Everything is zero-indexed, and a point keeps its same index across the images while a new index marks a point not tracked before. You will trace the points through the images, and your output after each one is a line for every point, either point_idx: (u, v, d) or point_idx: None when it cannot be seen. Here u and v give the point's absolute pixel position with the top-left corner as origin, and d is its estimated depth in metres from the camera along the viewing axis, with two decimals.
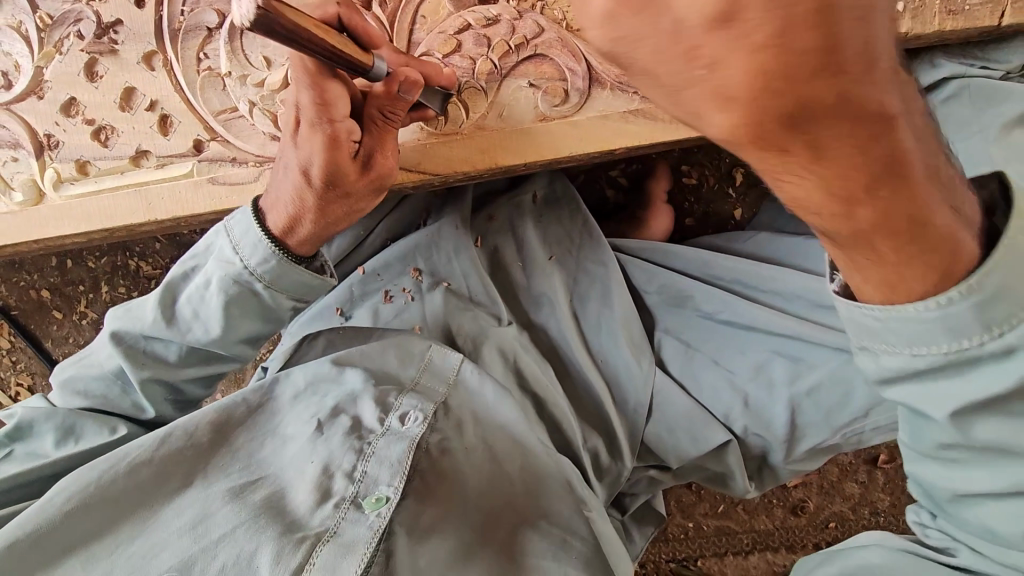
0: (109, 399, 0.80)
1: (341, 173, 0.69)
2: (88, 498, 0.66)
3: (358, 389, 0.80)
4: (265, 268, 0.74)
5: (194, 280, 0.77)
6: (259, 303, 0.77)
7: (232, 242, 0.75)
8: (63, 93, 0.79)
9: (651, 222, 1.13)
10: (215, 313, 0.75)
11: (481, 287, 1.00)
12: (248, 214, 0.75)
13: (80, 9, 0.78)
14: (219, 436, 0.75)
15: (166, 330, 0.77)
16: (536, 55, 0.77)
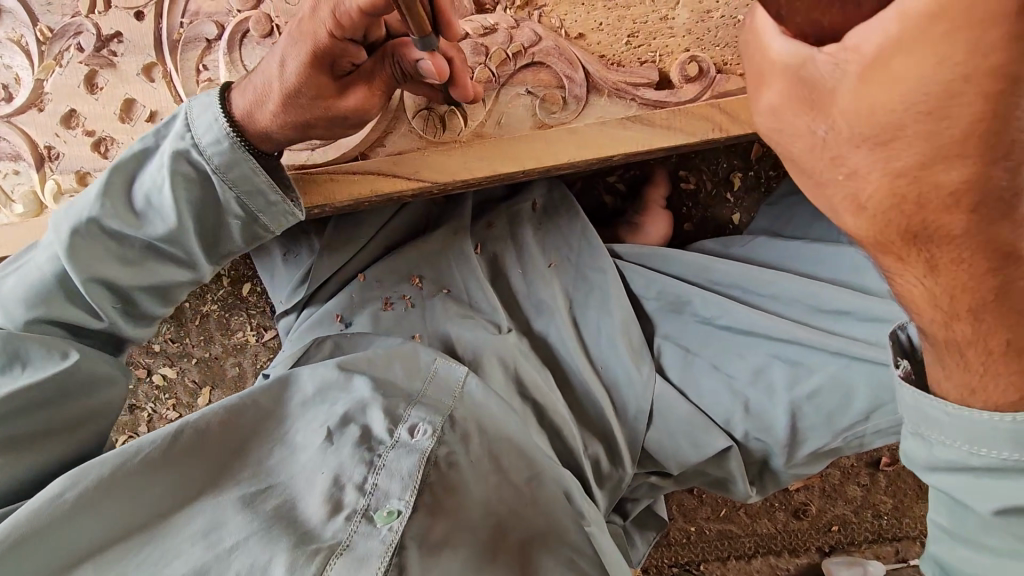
0: (55, 311, 0.73)
1: (313, 82, 0.69)
2: (97, 492, 0.66)
3: (367, 399, 0.80)
4: (217, 150, 0.71)
5: (148, 167, 0.74)
6: (211, 192, 0.74)
7: (187, 125, 0.73)
8: (64, 105, 0.80)
9: (648, 227, 1.13)
10: (167, 195, 0.72)
11: (481, 294, 1.01)
12: (205, 97, 0.74)
13: (80, 22, 0.79)
14: (227, 435, 0.76)
15: (116, 216, 0.73)
16: (534, 63, 0.78)
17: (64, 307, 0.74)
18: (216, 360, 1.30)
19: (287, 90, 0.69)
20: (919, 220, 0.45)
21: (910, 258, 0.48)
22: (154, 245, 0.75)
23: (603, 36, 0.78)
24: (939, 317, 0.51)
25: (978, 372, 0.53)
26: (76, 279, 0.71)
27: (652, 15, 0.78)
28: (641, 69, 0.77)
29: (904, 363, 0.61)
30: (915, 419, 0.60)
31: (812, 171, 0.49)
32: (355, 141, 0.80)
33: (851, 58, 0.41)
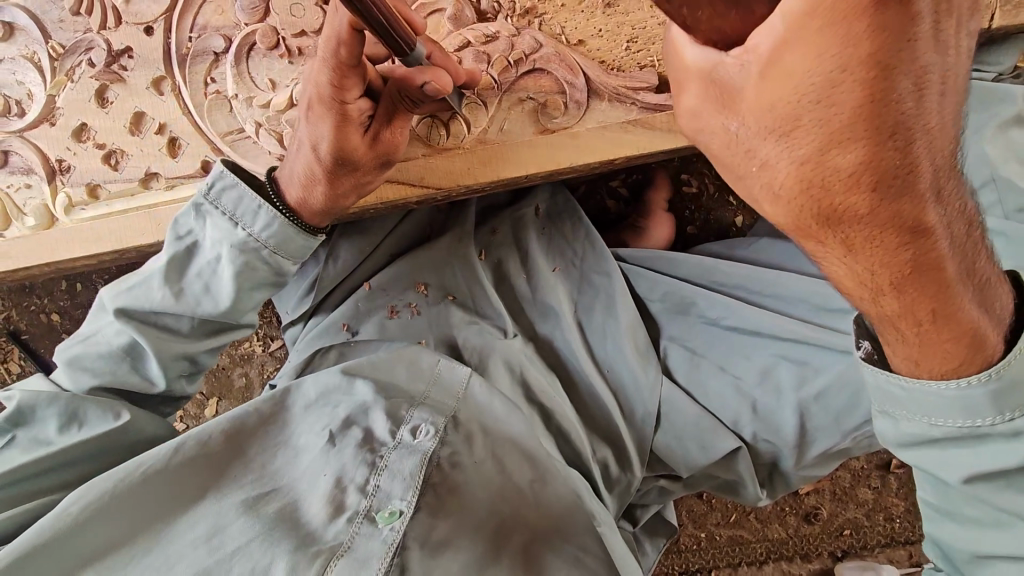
0: (120, 378, 0.76)
1: (349, 147, 0.70)
2: (103, 504, 0.67)
3: (369, 402, 0.81)
4: (272, 233, 0.74)
5: (197, 257, 0.75)
6: (270, 270, 0.76)
7: (227, 212, 0.74)
8: (75, 119, 0.81)
9: (652, 231, 1.14)
10: (227, 282, 0.75)
11: (486, 300, 1.01)
12: (234, 183, 0.74)
13: (91, 38, 0.80)
14: (230, 446, 0.76)
15: (175, 305, 0.74)
16: (535, 69, 0.79)
17: (131, 374, 0.77)
18: (222, 371, 1.31)
19: (329, 166, 0.71)
20: (831, 201, 0.45)
21: (829, 239, 0.48)
22: (216, 321, 0.78)
23: (604, 43, 0.79)
24: (865, 291, 0.51)
25: (914, 341, 0.54)
26: (157, 360, 0.75)
27: (651, 20, 0.79)
28: (642, 74, 0.78)
29: (865, 344, 0.60)
30: (882, 399, 0.59)
31: (731, 165, 0.50)
32: None
33: (750, 59, 0.44)
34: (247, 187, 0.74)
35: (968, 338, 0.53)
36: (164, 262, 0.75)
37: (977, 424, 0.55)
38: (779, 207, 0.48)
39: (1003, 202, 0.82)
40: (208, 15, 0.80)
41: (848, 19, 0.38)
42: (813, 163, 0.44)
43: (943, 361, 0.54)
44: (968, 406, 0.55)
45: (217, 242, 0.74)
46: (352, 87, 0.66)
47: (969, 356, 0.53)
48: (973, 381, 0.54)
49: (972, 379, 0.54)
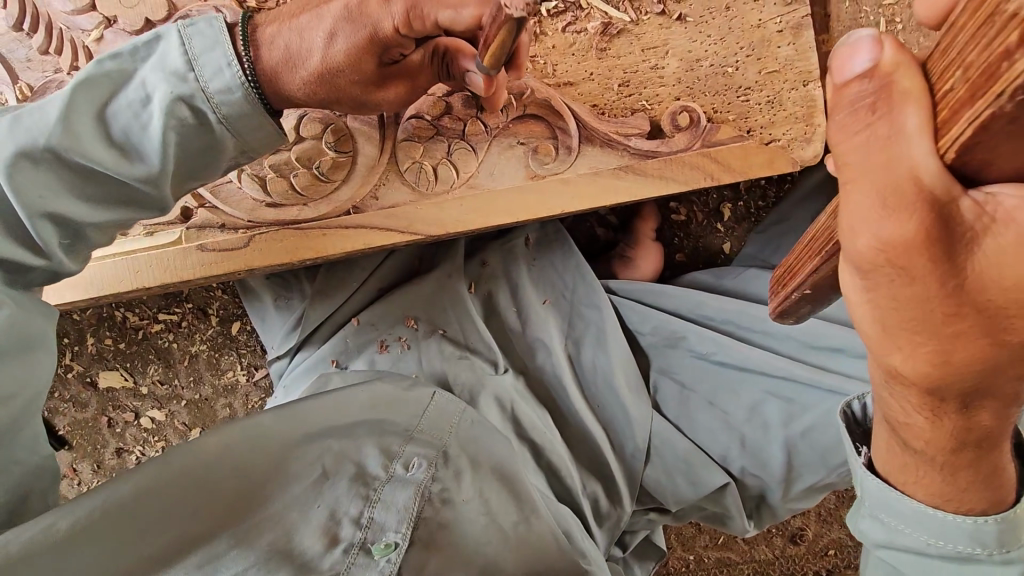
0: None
1: (360, 69, 0.65)
2: (88, 520, 0.65)
3: (362, 438, 0.81)
4: (224, 100, 0.63)
5: (124, 89, 0.62)
6: (204, 137, 0.65)
7: (183, 54, 0.62)
8: None
9: (640, 262, 1.13)
10: (151, 135, 0.62)
11: (477, 336, 1.00)
12: (216, 30, 0.63)
13: (61, 79, 0.77)
14: (225, 458, 0.74)
15: (79, 146, 0.60)
16: (526, 114, 0.77)
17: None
18: (206, 402, 1.28)
19: (331, 69, 0.65)
20: (968, 380, 0.41)
21: (935, 402, 0.45)
22: (122, 186, 0.64)
23: (595, 86, 0.78)
24: (926, 443, 0.50)
25: (955, 481, 0.53)
26: (26, 214, 0.59)
27: (643, 64, 0.78)
28: (634, 119, 0.77)
29: (865, 449, 0.60)
30: (874, 504, 0.58)
31: (899, 328, 0.40)
32: (346, 195, 0.78)
33: (983, 219, 0.34)
34: (228, 40, 0.63)
35: (1002, 490, 0.54)
36: (79, 85, 0.60)
37: (973, 552, 0.55)
38: (907, 366, 0.42)
39: None
40: None
41: None
42: (990, 359, 0.40)
43: (984, 499, 0.53)
44: (976, 538, 0.55)
45: (155, 80, 0.61)
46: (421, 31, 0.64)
47: (1001, 497, 0.54)
48: (989, 520, 0.54)
49: (989, 519, 0.54)
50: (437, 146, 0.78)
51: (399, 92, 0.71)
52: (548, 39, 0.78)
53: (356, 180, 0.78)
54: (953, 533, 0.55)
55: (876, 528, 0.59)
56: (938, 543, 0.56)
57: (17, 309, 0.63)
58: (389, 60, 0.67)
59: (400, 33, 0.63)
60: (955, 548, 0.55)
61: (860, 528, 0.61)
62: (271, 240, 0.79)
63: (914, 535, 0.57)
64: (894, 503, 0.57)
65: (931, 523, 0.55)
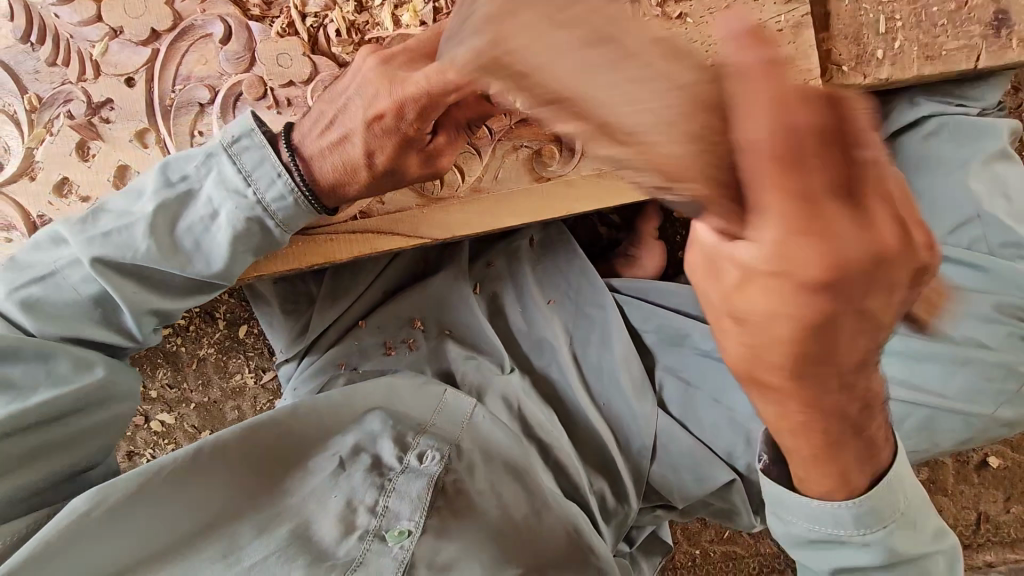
0: (84, 328, 0.69)
1: (403, 165, 0.70)
2: (121, 507, 0.66)
3: (377, 431, 0.81)
4: (280, 207, 0.69)
5: (193, 205, 0.69)
6: (265, 239, 0.71)
7: (240, 171, 0.68)
8: (56, 174, 0.78)
9: (643, 260, 1.14)
10: (219, 246, 0.69)
11: (485, 337, 1.01)
12: (263, 142, 0.68)
13: (70, 89, 0.78)
14: (246, 455, 0.78)
15: (163, 260, 0.68)
16: (530, 118, 0.78)
17: (94, 328, 0.69)
18: (215, 404, 1.29)
19: (378, 175, 0.70)
20: (815, 396, 0.50)
21: (793, 418, 0.54)
22: (190, 279, 0.72)
23: None
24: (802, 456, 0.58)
25: (811, 470, 0.59)
26: (127, 314, 0.68)
27: None
28: None
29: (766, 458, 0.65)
30: (774, 503, 0.66)
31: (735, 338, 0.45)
32: (353, 200, 0.79)
33: (765, 248, 0.36)
34: (272, 151, 0.69)
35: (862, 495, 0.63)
36: (156, 209, 0.68)
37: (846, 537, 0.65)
38: (767, 393, 0.51)
39: (986, 237, 0.85)
40: (191, 65, 0.78)
41: (870, 275, 0.37)
42: (846, 358, 0.43)
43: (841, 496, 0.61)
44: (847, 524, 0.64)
45: (219, 198, 0.68)
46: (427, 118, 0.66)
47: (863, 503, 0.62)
48: (851, 508, 0.62)
49: (849, 508, 0.63)
50: None
51: (443, 153, 0.73)
52: None
53: None
54: (821, 519, 0.64)
55: (778, 522, 0.69)
56: (817, 528, 0.65)
57: (110, 373, 0.71)
58: (422, 140, 0.70)
59: (416, 130, 0.66)
60: (830, 530, 0.65)
61: (783, 539, 0.71)
62: (277, 245, 0.80)
63: (800, 524, 0.66)
64: (784, 499, 0.65)
65: (813, 513, 0.64)
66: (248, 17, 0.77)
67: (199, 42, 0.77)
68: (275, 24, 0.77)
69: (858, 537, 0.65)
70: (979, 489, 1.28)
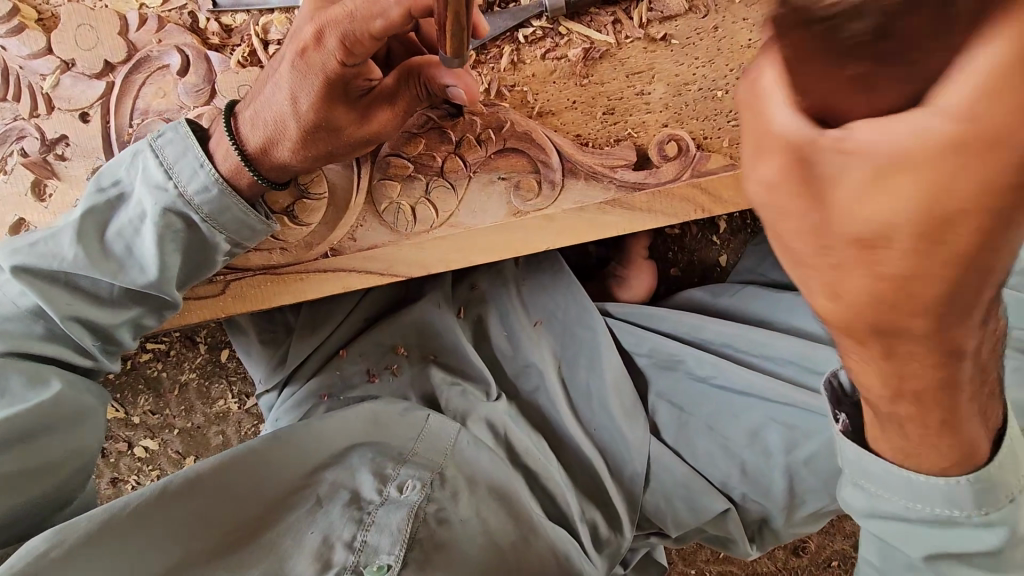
0: (32, 343, 0.66)
1: (334, 114, 0.64)
2: (82, 545, 0.63)
3: (356, 464, 0.81)
4: (204, 200, 0.66)
5: (123, 209, 0.67)
6: (195, 238, 0.68)
7: (162, 165, 0.65)
8: (11, 215, 0.74)
9: (634, 281, 1.10)
10: (149, 247, 0.66)
11: (469, 365, 0.98)
12: (185, 136, 0.66)
13: (22, 126, 0.74)
14: (219, 484, 0.75)
15: (91, 266, 0.65)
16: (507, 148, 0.74)
17: (43, 342, 0.67)
18: (199, 430, 1.26)
19: (308, 125, 0.64)
20: (899, 319, 0.39)
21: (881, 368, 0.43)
22: (131, 292, 0.68)
23: (578, 114, 0.74)
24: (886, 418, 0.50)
25: (911, 443, 0.51)
26: (55, 318, 0.65)
27: (628, 90, 0.74)
28: (620, 149, 0.74)
29: (842, 417, 0.58)
30: (855, 473, 0.58)
31: None
32: (323, 237, 0.76)
33: None
34: (194, 142, 0.66)
35: (963, 452, 0.52)
36: (84, 214, 0.66)
37: (953, 514, 0.56)
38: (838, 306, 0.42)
39: None
40: (149, 98, 0.73)
41: None
42: (895, 272, 0.39)
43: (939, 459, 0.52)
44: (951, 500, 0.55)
45: (143, 195, 0.66)
46: (358, 53, 0.60)
47: (959, 462, 0.52)
48: (959, 479, 0.54)
49: (959, 479, 0.54)
50: (415, 185, 0.74)
51: (385, 119, 0.66)
52: (526, 67, 0.74)
53: (333, 222, 0.75)
54: (922, 495, 0.55)
55: (856, 496, 0.61)
56: (916, 508, 0.57)
57: (66, 387, 0.68)
58: (359, 91, 0.64)
59: (344, 63, 0.60)
60: (935, 511, 0.56)
61: (844, 496, 0.62)
62: (246, 286, 0.76)
63: (895, 502, 0.57)
64: (870, 469, 0.56)
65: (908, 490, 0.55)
66: (208, 46, 0.74)
67: (156, 73, 0.73)
68: (235, 53, 0.73)
69: (968, 518, 0.56)
70: None
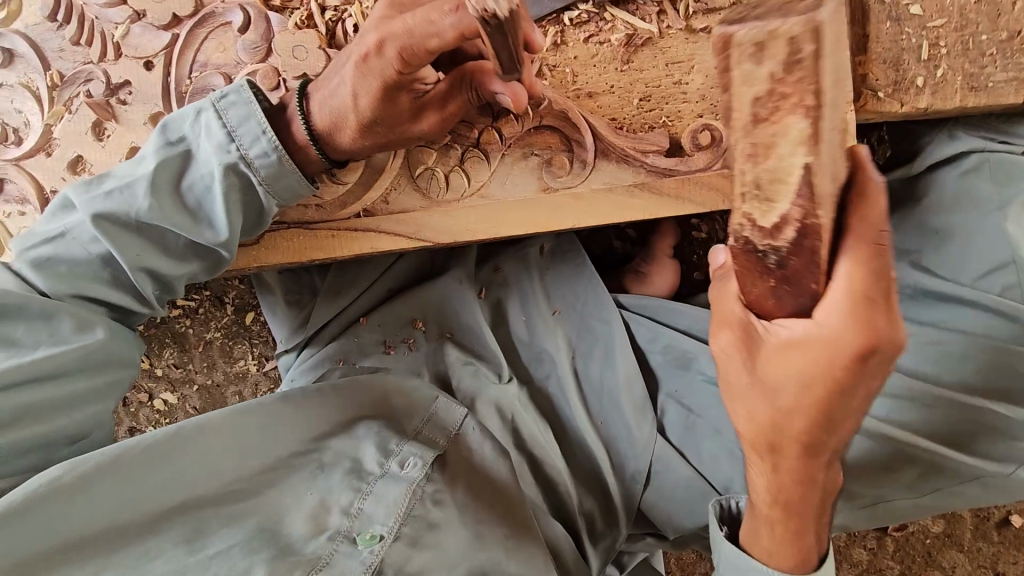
0: (94, 286, 0.69)
1: (387, 115, 0.66)
2: (93, 478, 0.63)
3: (360, 434, 0.79)
4: (266, 164, 0.68)
5: (188, 166, 0.69)
6: (256, 198, 0.71)
7: (227, 127, 0.68)
8: (71, 151, 0.81)
9: (655, 279, 1.10)
10: (215, 205, 0.69)
11: (484, 344, 0.99)
12: (248, 99, 0.68)
13: (91, 69, 0.80)
14: (228, 438, 0.73)
15: (160, 220, 0.67)
16: (543, 125, 0.76)
17: (103, 288, 0.69)
18: (217, 388, 1.30)
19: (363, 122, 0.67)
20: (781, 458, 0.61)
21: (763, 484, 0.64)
22: (192, 244, 0.71)
23: (613, 99, 0.76)
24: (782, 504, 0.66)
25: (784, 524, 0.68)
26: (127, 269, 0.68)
27: (666, 79, 0.76)
28: (652, 135, 0.75)
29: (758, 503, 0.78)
30: None
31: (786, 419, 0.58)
32: (357, 198, 0.78)
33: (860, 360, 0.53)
34: (257, 106, 0.68)
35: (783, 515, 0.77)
36: (155, 167, 0.68)
37: None
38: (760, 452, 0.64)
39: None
40: (209, 52, 0.79)
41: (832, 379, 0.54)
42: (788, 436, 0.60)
43: None
44: None
45: (209, 154, 0.68)
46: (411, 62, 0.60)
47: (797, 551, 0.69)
48: None
49: None
50: (451, 154, 0.77)
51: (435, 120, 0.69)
52: (568, 49, 0.76)
53: (368, 184, 0.78)
54: None
55: None
56: None
57: (108, 336, 0.70)
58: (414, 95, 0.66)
59: (399, 74, 0.61)
60: None
61: None
62: (278, 238, 0.79)
63: None
64: None
65: None
66: (269, 7, 0.78)
67: (219, 29, 0.78)
68: (294, 15, 0.78)
69: None
70: (997, 548, 1.20)
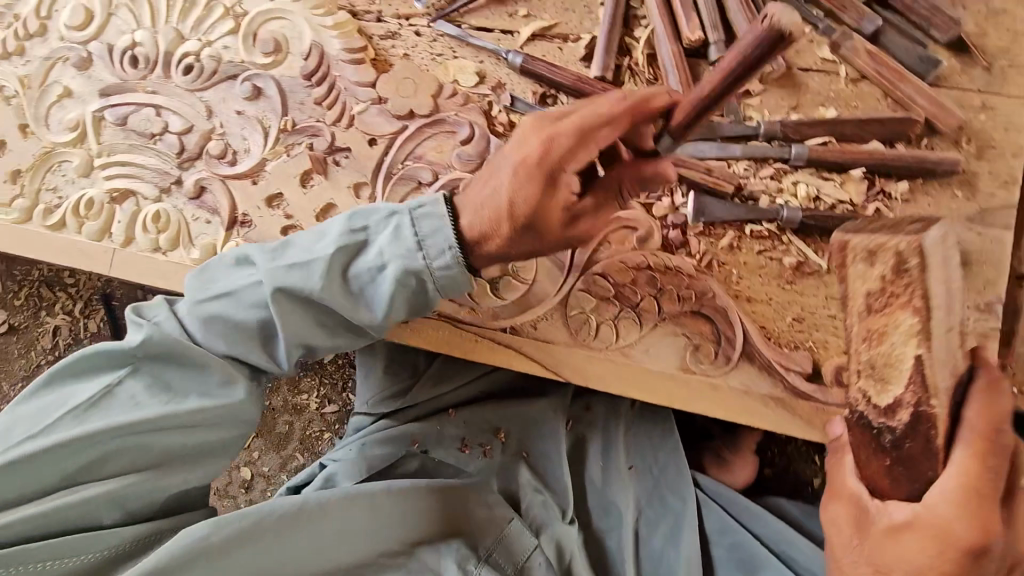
0: (247, 346, 0.76)
1: (543, 217, 0.70)
2: (238, 538, 0.71)
3: (446, 546, 0.83)
4: (444, 274, 0.73)
5: (365, 255, 0.74)
6: (420, 294, 0.76)
7: (416, 235, 0.72)
8: (274, 187, 0.91)
9: (735, 467, 1.12)
10: (381, 296, 0.74)
11: (559, 476, 1.00)
12: (440, 213, 0.72)
13: (320, 127, 0.91)
14: (341, 520, 0.79)
15: (328, 300, 0.74)
16: (700, 313, 0.82)
17: (255, 351, 0.76)
18: (272, 413, 1.33)
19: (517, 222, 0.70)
20: None
21: None
22: (344, 319, 0.77)
23: (770, 310, 0.81)
24: None
25: None
26: (283, 338, 0.74)
27: (824, 310, 0.81)
28: (797, 356, 0.80)
29: None
30: None
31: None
32: (511, 315, 0.84)
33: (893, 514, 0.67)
34: (450, 221, 0.73)
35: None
36: (335, 252, 0.74)
37: None
38: None
39: None
40: (428, 149, 0.88)
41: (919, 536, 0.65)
42: None
43: None
44: None
45: (390, 253, 0.73)
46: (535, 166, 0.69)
47: None
48: None
49: None
50: (609, 308, 0.83)
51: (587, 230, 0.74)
52: (741, 253, 0.83)
53: (525, 308, 0.84)
54: None
55: None
56: None
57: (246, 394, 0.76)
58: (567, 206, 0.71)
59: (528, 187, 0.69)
60: None
61: None
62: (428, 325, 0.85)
63: None
64: None
65: None
66: (492, 131, 0.88)
67: (443, 133, 0.88)
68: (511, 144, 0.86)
69: None
70: None
